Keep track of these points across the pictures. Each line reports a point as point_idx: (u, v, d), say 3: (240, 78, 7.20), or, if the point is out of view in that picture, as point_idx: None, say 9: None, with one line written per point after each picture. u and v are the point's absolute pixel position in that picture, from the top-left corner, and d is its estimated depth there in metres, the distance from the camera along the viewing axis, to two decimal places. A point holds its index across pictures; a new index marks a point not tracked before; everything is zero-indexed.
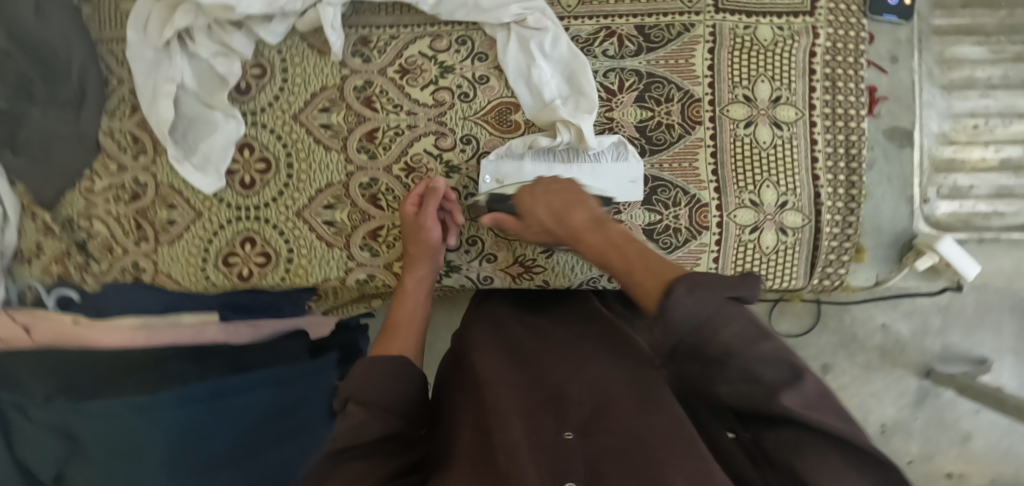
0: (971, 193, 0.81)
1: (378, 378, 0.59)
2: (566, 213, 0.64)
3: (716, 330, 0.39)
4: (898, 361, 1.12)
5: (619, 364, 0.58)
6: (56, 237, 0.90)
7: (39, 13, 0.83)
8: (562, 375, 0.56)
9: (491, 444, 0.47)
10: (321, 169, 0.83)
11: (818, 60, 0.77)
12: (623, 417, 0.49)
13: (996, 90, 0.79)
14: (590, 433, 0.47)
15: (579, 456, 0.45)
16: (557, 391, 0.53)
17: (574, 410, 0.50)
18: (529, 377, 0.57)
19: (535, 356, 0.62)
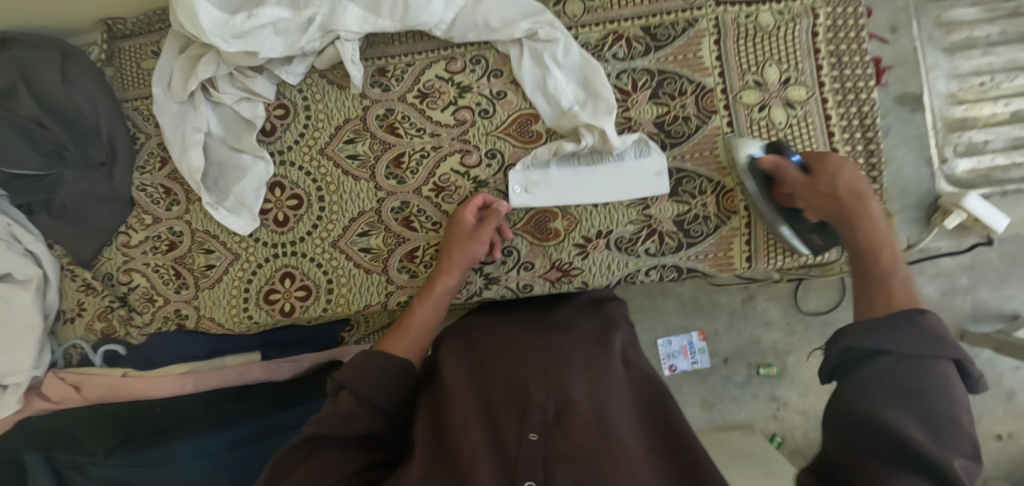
0: (988, 147, 0.83)
1: (380, 366, 0.66)
2: (864, 196, 0.68)
3: (928, 377, 0.47)
4: None
5: (582, 369, 0.65)
6: (98, 294, 0.93)
7: (67, 82, 0.88)
8: (527, 375, 0.63)
9: (457, 446, 0.56)
10: (352, 199, 0.85)
11: (821, 40, 0.80)
12: (577, 424, 0.56)
13: (997, 47, 0.82)
14: (549, 437, 0.55)
15: (537, 459, 0.53)
16: (521, 394, 0.60)
17: (538, 414, 0.58)
18: (499, 376, 0.64)
19: (501, 351, 0.69)
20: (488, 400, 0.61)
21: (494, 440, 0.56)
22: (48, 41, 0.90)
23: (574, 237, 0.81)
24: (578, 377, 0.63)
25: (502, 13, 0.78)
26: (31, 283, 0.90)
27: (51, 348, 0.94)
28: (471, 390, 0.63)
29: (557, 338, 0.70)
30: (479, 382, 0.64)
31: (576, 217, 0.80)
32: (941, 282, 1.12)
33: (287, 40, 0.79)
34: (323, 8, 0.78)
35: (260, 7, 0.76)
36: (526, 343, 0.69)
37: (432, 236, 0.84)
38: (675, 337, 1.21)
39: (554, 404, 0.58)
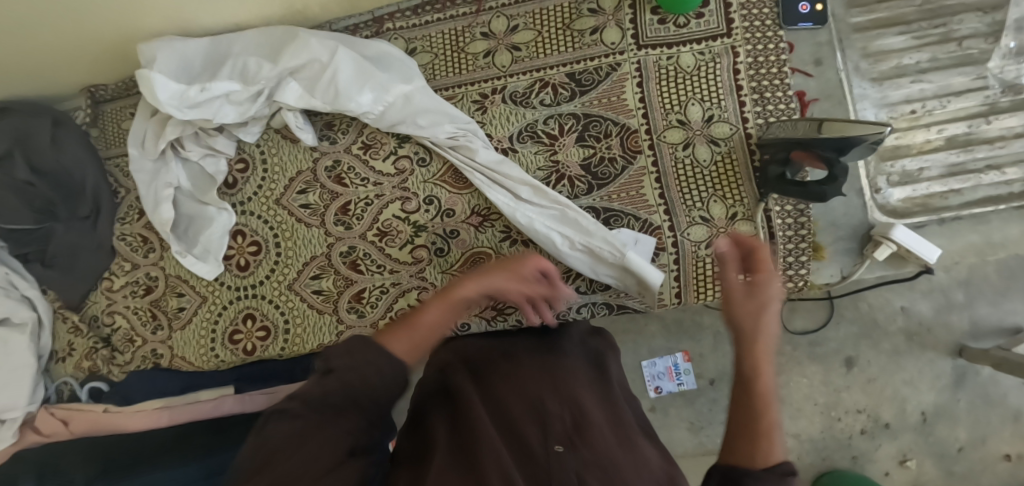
0: (923, 175, 0.81)
1: (392, 365, 0.47)
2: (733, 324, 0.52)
3: None
4: (927, 343, 1.12)
5: (589, 384, 0.64)
6: (84, 335, 1.02)
7: (57, 143, 0.98)
8: (539, 390, 0.61)
9: (475, 450, 0.51)
10: (305, 245, 0.91)
11: (743, 76, 0.81)
12: (599, 438, 0.54)
13: (927, 74, 0.81)
14: (575, 447, 0.52)
15: (568, 468, 0.50)
16: (538, 407, 0.58)
17: (557, 424, 0.55)
18: (510, 390, 0.61)
19: (503, 366, 0.67)
20: (503, 412, 0.58)
21: (515, 450, 0.53)
22: (39, 109, 1.01)
23: None
24: (586, 390, 0.62)
25: (430, 111, 0.82)
26: (26, 326, 1.00)
27: (45, 385, 1.03)
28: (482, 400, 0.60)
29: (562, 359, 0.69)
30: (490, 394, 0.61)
31: (509, 258, 0.84)
32: (937, 299, 1.12)
33: (235, 111, 0.85)
34: (270, 84, 0.85)
35: (212, 81, 0.83)
36: (533, 360, 0.67)
37: (378, 278, 0.88)
38: (660, 358, 1.21)
39: (573, 417, 0.56)
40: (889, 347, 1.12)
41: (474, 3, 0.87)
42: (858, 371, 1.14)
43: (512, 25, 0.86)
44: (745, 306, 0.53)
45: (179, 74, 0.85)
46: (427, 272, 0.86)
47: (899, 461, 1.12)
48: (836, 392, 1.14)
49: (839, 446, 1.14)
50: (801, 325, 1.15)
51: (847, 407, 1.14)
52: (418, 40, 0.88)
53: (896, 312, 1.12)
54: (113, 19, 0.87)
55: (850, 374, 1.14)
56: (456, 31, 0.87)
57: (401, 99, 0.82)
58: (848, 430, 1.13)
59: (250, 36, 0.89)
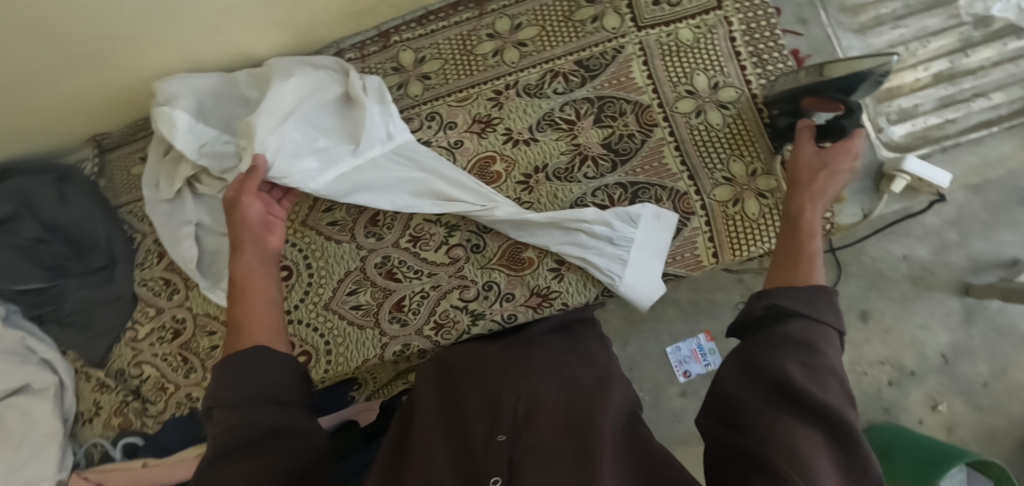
0: (919, 111, 0.87)
1: (239, 360, 0.57)
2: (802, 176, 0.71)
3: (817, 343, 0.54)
4: (931, 285, 1.14)
5: (554, 375, 0.67)
6: (111, 391, 0.99)
7: (63, 201, 0.96)
8: (499, 388, 0.65)
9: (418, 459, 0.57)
10: (337, 262, 0.91)
11: (739, 43, 0.86)
12: (546, 425, 0.58)
13: (904, 20, 0.87)
14: (518, 435, 0.56)
15: (503, 454, 0.54)
16: (493, 404, 0.62)
17: (506, 416, 0.60)
18: (472, 391, 0.66)
19: (466, 372, 0.72)
20: (462, 413, 0.63)
21: (462, 447, 0.57)
22: (43, 166, 1.00)
23: (547, 262, 0.85)
24: (545, 380, 0.66)
25: (389, 170, 0.84)
26: (47, 391, 0.97)
27: (73, 450, 0.99)
28: (442, 409, 0.65)
29: (533, 353, 0.73)
30: (455, 401, 0.66)
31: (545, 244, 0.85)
32: (933, 241, 1.15)
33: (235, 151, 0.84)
34: None
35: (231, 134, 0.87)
36: (499, 362, 0.72)
37: (416, 283, 0.88)
38: (684, 342, 1.19)
39: (522, 408, 0.60)
40: (899, 295, 1.14)
41: (476, 8, 0.91)
42: (874, 323, 1.15)
43: (515, 23, 0.90)
44: (805, 164, 0.72)
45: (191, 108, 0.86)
46: (466, 270, 0.87)
47: (930, 405, 1.11)
48: (858, 347, 1.15)
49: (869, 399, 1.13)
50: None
51: (870, 360, 1.14)
52: (427, 49, 0.91)
53: (898, 260, 1.15)
54: (129, 67, 0.87)
55: (868, 327, 1.15)
56: (462, 36, 0.91)
57: (351, 169, 0.83)
58: (876, 381, 1.13)
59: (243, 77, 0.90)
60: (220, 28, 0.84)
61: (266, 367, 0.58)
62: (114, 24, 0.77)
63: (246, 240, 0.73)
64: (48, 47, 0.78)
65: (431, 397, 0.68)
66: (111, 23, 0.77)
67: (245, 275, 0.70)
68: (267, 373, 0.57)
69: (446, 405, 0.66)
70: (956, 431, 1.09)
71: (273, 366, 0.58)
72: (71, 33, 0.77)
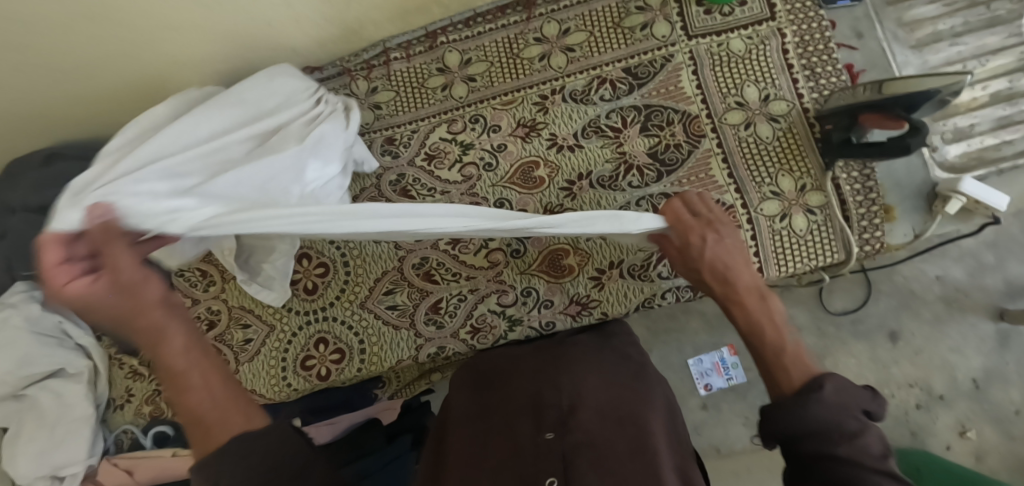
0: (975, 130, 0.84)
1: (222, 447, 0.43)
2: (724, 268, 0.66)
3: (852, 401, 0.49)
4: (965, 307, 1.05)
5: (597, 369, 0.66)
6: (144, 378, 1.01)
7: None
8: (540, 384, 0.64)
9: (471, 465, 0.57)
10: (374, 261, 0.91)
11: (792, 55, 0.85)
12: (592, 420, 0.57)
13: (963, 37, 0.85)
14: (567, 431, 0.56)
15: (557, 453, 0.54)
16: (536, 401, 0.62)
17: (552, 413, 0.59)
18: (512, 390, 0.66)
19: (503, 371, 0.71)
20: (507, 411, 0.63)
21: (513, 446, 0.57)
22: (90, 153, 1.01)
23: (587, 271, 0.84)
24: (587, 373, 0.65)
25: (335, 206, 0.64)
26: (81, 375, 0.98)
27: (104, 435, 1.01)
28: (483, 411, 0.65)
29: (569, 348, 0.72)
30: (495, 400, 0.66)
31: (587, 252, 0.85)
32: (967, 263, 1.06)
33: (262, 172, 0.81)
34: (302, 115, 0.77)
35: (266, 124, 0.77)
36: (534, 360, 0.71)
37: (454, 286, 0.87)
38: (705, 355, 1.15)
39: (567, 402, 0.60)
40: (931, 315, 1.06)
41: (524, 11, 0.90)
42: (903, 344, 1.07)
43: (563, 28, 0.89)
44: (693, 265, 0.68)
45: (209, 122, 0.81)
46: (505, 274, 0.86)
47: (958, 431, 1.03)
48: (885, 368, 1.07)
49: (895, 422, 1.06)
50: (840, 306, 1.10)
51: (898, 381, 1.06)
52: (473, 50, 0.90)
53: (931, 281, 1.07)
54: (180, 59, 0.87)
55: (896, 348, 1.07)
56: (509, 39, 0.90)
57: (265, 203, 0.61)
58: (905, 405, 1.05)
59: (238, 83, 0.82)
60: (273, 23, 0.83)
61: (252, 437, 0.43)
62: (176, 14, 0.78)
63: (154, 315, 0.47)
64: (108, 37, 0.79)
65: (472, 402, 0.68)
66: (174, 10, 0.77)
67: (185, 367, 0.47)
68: (253, 444, 0.43)
69: (486, 408, 0.65)
70: (986, 460, 1.01)
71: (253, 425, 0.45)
72: (132, 24, 0.77)
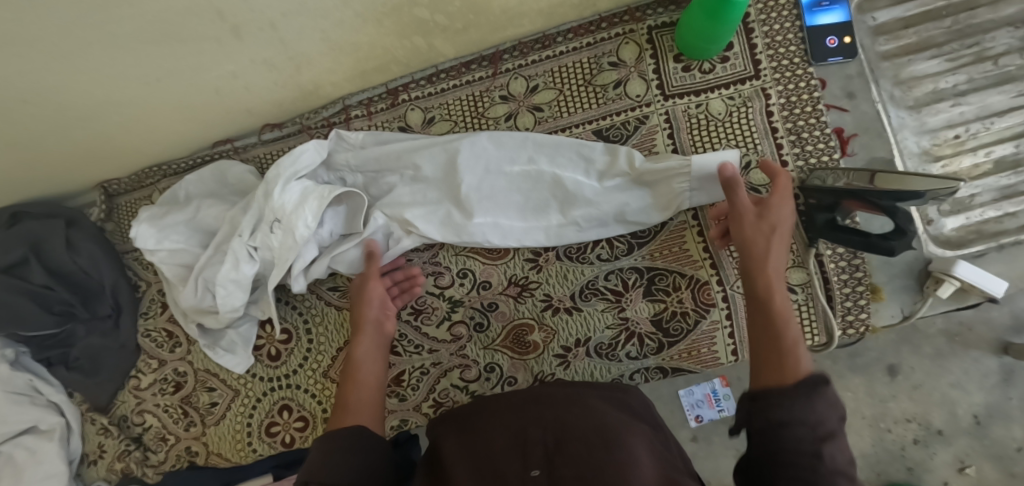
0: (975, 202, 0.77)
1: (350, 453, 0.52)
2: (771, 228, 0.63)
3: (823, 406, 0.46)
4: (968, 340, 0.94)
5: (584, 408, 0.62)
6: (115, 436, 0.98)
7: (71, 247, 0.94)
8: (520, 421, 0.60)
9: None
10: (337, 328, 0.88)
11: (777, 118, 0.78)
12: (578, 452, 0.52)
13: (966, 96, 0.77)
14: (553, 470, 0.51)
15: None
16: (518, 436, 0.57)
17: (536, 448, 0.54)
18: (492, 427, 0.62)
19: (486, 414, 0.67)
20: (488, 447, 0.58)
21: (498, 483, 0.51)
22: (51, 209, 0.97)
23: (553, 348, 0.81)
24: (572, 411, 0.61)
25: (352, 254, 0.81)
26: (54, 433, 0.96)
27: None
28: (468, 450, 0.60)
29: (555, 389, 0.69)
30: (476, 438, 0.61)
31: (553, 328, 0.80)
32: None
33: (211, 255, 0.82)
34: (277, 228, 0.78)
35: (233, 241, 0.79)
36: (516, 398, 0.68)
37: (416, 358, 0.84)
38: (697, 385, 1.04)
39: (550, 433, 0.56)
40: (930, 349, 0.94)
41: (490, 66, 0.84)
42: (902, 378, 0.94)
43: (531, 85, 0.83)
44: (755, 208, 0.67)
45: (156, 233, 0.84)
46: (468, 349, 0.83)
47: (957, 467, 0.92)
48: (882, 402, 0.95)
49: (889, 458, 0.94)
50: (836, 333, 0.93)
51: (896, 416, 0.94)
52: (436, 108, 0.85)
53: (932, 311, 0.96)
54: (132, 128, 0.84)
55: (894, 382, 0.94)
56: (474, 96, 0.84)
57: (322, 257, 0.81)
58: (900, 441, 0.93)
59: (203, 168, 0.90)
60: (220, 91, 0.78)
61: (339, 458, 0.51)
62: (112, 91, 0.73)
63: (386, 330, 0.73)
64: (49, 112, 0.75)
65: (451, 445, 0.62)
66: (106, 85, 0.72)
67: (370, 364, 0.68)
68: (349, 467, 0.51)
69: (471, 449, 0.59)
70: None
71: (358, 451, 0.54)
72: (68, 100, 0.74)
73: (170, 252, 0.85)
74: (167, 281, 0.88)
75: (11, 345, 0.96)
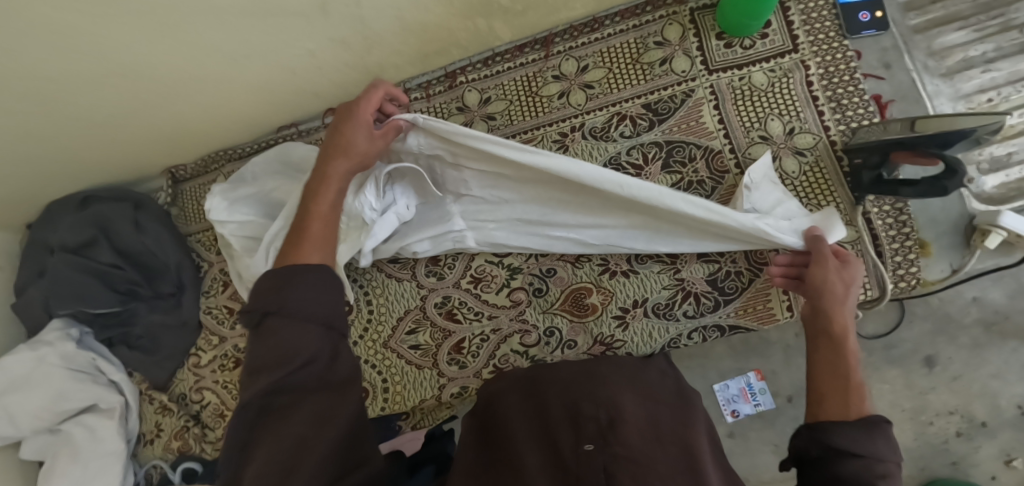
0: (1013, 159, 0.80)
1: (310, 295, 0.49)
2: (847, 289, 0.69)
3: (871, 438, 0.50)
4: (1008, 333, 0.89)
5: (639, 399, 0.61)
6: (173, 414, 1.00)
7: (139, 228, 0.99)
8: (576, 400, 0.59)
9: (505, 466, 0.52)
10: (397, 299, 0.90)
11: (817, 87, 0.83)
12: (633, 435, 0.51)
13: (996, 63, 0.82)
14: (606, 444, 0.49)
15: (595, 463, 0.46)
16: (573, 412, 0.56)
17: (590, 425, 0.52)
18: (551, 400, 0.61)
19: (543, 383, 0.68)
20: (544, 422, 0.57)
21: (552, 456, 0.50)
22: (120, 194, 1.02)
23: (611, 310, 0.83)
24: (627, 392, 0.61)
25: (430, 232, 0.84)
26: (114, 411, 0.98)
27: (134, 470, 0.99)
28: (528, 420, 0.60)
29: (605, 365, 0.70)
30: (538, 409, 0.60)
31: (611, 291, 0.83)
32: (1009, 283, 0.90)
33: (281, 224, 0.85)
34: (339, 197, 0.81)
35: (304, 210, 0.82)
36: (574, 371, 0.69)
37: (476, 325, 0.87)
38: (732, 380, 0.97)
39: (607, 417, 0.54)
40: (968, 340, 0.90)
41: (542, 49, 0.90)
42: (940, 370, 0.90)
43: (581, 65, 0.89)
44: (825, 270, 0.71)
45: (228, 205, 0.89)
46: (528, 313, 0.86)
47: (1004, 461, 0.87)
48: (920, 395, 0.91)
49: (930, 451, 0.89)
50: (871, 330, 0.92)
51: (937, 409, 0.90)
52: (492, 89, 0.91)
53: (967, 303, 0.91)
54: (206, 108, 0.89)
55: (931, 374, 0.90)
56: (528, 77, 0.90)
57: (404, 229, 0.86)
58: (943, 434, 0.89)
59: (268, 150, 0.95)
60: (296, 71, 0.84)
61: (321, 293, 0.50)
62: (196, 67, 0.79)
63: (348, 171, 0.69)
64: (141, 92, 0.82)
65: (515, 407, 0.64)
66: (192, 62, 0.77)
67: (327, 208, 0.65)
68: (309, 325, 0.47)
69: (529, 416, 0.60)
70: None
71: (321, 290, 0.50)
72: (159, 77, 0.79)
73: (239, 225, 0.90)
74: (234, 255, 0.92)
75: (76, 325, 1.00)
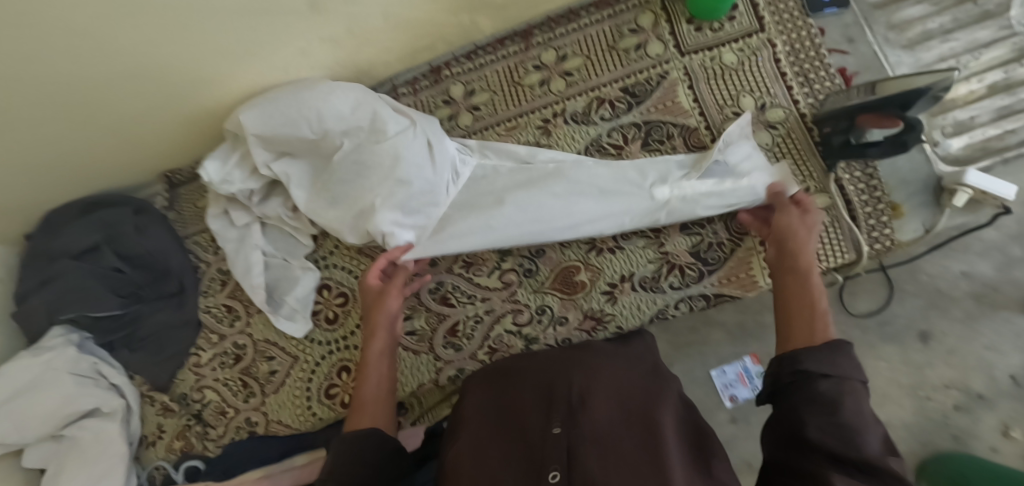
0: (976, 122, 0.85)
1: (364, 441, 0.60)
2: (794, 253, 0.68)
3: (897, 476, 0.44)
4: (998, 302, 0.92)
5: (614, 372, 0.60)
6: (176, 414, 0.98)
7: (140, 231, 1.01)
8: (549, 377, 0.60)
9: (474, 450, 0.54)
10: None
11: (784, 64, 0.87)
12: (599, 413, 0.53)
13: (953, 33, 0.87)
14: (575, 424, 0.51)
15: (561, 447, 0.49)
16: (546, 393, 0.57)
17: (560, 406, 0.54)
18: (522, 379, 0.61)
19: (515, 363, 0.67)
20: (516, 402, 0.59)
21: (524, 439, 0.53)
22: (122, 199, 1.04)
23: (599, 286, 0.86)
24: (602, 366, 0.60)
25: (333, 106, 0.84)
26: (117, 414, 0.94)
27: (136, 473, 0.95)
28: (499, 401, 0.60)
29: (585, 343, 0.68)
30: (507, 399, 0.60)
31: (598, 267, 0.86)
32: (996, 257, 0.94)
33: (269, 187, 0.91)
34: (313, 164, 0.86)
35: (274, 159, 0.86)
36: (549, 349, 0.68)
37: (471, 308, 0.89)
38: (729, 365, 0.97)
39: (577, 395, 0.55)
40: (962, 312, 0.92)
41: (523, 41, 0.94)
42: (936, 343, 0.93)
43: (561, 54, 0.93)
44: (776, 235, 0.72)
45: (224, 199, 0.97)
46: (519, 294, 0.88)
47: (1003, 430, 0.89)
48: (918, 369, 0.92)
49: (932, 425, 0.90)
50: (865, 306, 0.94)
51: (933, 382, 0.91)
52: (476, 81, 0.95)
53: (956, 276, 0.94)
54: (202, 109, 0.92)
55: (928, 348, 0.92)
56: (509, 68, 0.94)
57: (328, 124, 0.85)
58: (941, 406, 0.90)
59: None
60: (288, 70, 0.87)
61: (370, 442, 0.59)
62: (198, 67, 0.82)
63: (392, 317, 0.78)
64: (145, 92, 0.84)
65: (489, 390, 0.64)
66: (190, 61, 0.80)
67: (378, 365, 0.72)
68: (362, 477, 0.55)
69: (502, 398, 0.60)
70: None
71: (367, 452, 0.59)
72: (152, 74, 0.80)
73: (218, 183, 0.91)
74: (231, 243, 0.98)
75: (76, 330, 0.98)
